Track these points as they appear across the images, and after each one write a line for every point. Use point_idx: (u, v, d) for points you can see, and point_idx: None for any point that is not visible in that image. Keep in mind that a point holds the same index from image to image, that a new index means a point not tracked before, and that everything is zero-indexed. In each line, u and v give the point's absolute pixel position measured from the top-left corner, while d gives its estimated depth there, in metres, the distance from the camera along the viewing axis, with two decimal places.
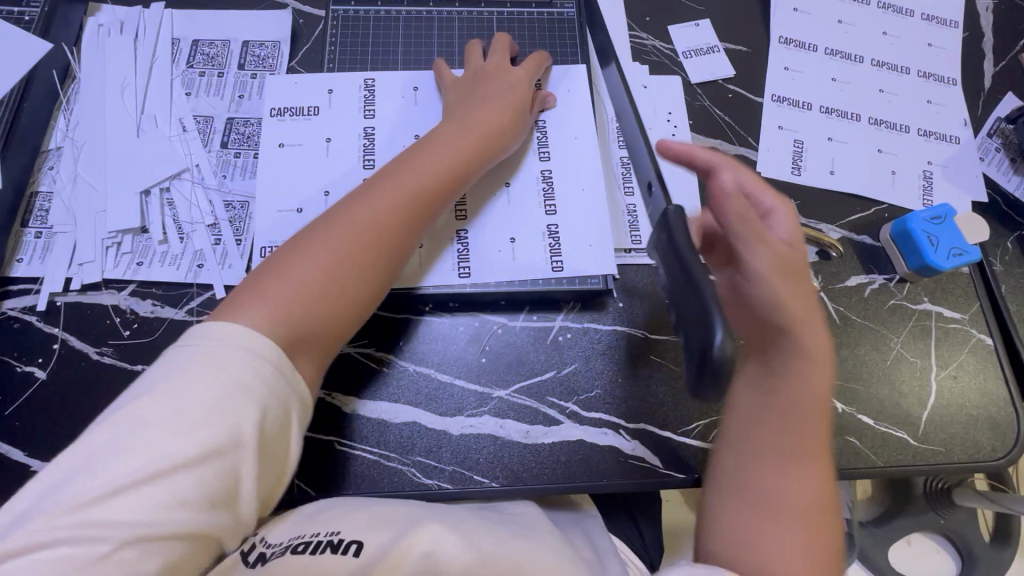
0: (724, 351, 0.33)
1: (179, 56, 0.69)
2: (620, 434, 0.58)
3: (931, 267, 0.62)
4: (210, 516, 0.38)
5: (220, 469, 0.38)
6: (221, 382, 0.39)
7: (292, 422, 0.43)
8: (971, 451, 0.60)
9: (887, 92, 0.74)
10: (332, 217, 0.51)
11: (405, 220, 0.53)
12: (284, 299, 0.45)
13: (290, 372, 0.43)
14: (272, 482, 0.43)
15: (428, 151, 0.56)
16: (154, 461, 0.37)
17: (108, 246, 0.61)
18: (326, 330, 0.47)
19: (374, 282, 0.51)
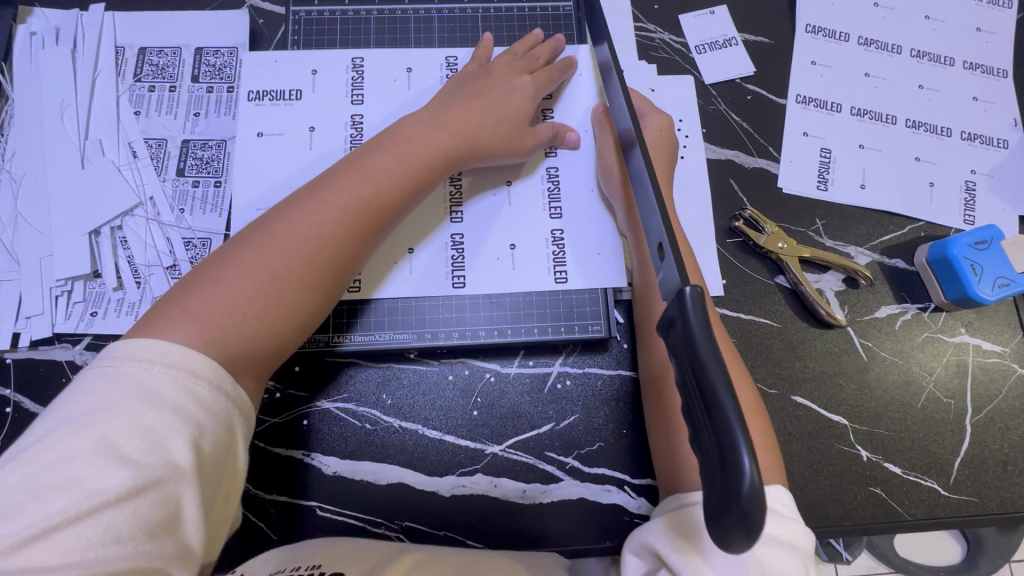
0: (753, 484, 0.27)
1: (124, 68, 0.61)
2: (625, 492, 0.54)
3: (973, 299, 0.56)
4: (152, 549, 0.34)
5: (158, 495, 0.35)
6: (151, 405, 0.36)
7: (236, 436, 0.40)
8: (1005, 500, 0.55)
9: (928, 88, 0.65)
10: (278, 218, 0.47)
11: (354, 228, 0.48)
12: (209, 315, 0.42)
13: (228, 387, 0.40)
14: (218, 508, 0.39)
15: (390, 147, 0.51)
16: (76, 498, 0.33)
17: (58, 296, 0.55)
18: (259, 352, 0.44)
19: (320, 298, 0.47)
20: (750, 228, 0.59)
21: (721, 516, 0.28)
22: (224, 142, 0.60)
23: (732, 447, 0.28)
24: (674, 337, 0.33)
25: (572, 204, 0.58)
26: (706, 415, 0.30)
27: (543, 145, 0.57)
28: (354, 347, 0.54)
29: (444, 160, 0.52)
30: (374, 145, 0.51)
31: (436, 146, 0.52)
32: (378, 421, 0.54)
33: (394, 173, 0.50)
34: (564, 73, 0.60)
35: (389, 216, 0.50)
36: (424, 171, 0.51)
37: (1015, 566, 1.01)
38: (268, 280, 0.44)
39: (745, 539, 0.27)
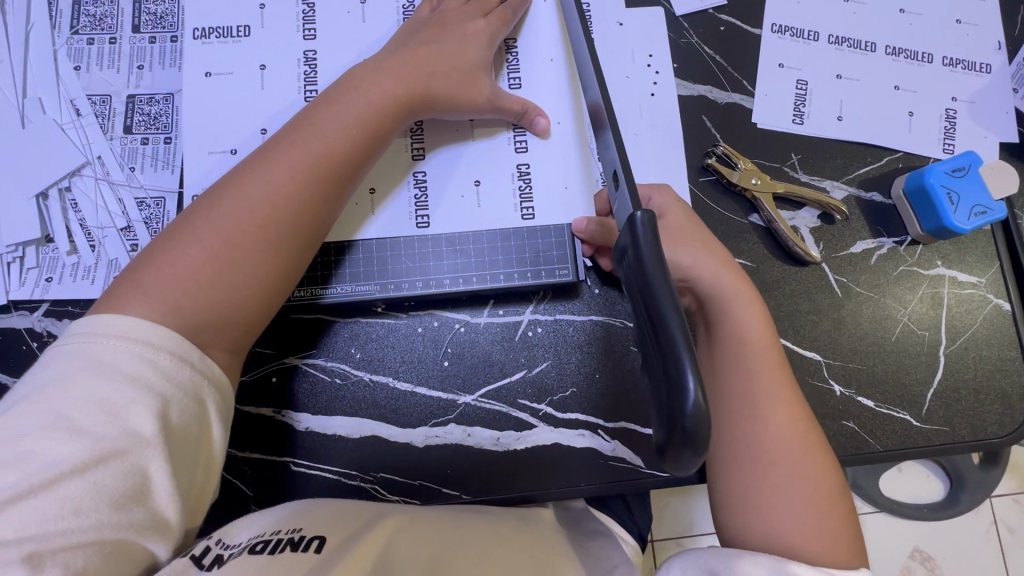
0: (700, 407, 0.27)
1: (60, 20, 0.58)
2: (598, 435, 0.54)
3: (949, 230, 0.55)
4: (122, 520, 0.34)
5: (122, 466, 0.34)
6: (110, 378, 0.35)
7: (209, 411, 0.39)
8: (976, 428, 0.55)
9: (909, 12, 0.62)
10: (228, 183, 0.45)
11: (308, 190, 0.46)
12: (166, 287, 0.40)
13: (195, 359, 0.39)
14: (193, 481, 0.39)
15: (339, 100, 0.48)
16: (30, 471, 0.33)
17: (9, 263, 0.53)
18: (223, 321, 0.42)
19: (283, 262, 0.45)
20: (722, 165, 0.57)
21: (674, 437, 0.28)
22: (172, 95, 0.57)
23: (676, 372, 0.28)
24: (627, 265, 0.33)
25: (536, 143, 0.55)
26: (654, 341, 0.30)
27: (508, 118, 0.54)
28: (317, 304, 0.53)
29: (400, 111, 0.50)
30: (322, 98, 0.49)
31: (388, 96, 0.49)
32: (349, 375, 0.54)
33: (345, 125, 0.47)
34: (519, 9, 0.56)
35: (346, 171, 0.48)
36: (378, 122, 0.49)
37: (995, 501, 1.04)
38: (222, 247, 0.42)
39: (697, 455, 0.27)
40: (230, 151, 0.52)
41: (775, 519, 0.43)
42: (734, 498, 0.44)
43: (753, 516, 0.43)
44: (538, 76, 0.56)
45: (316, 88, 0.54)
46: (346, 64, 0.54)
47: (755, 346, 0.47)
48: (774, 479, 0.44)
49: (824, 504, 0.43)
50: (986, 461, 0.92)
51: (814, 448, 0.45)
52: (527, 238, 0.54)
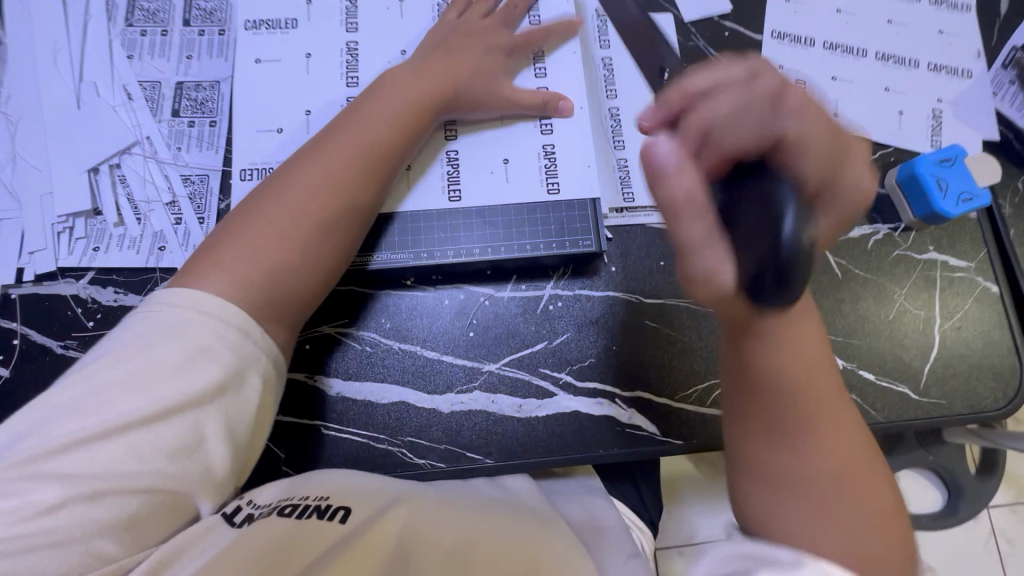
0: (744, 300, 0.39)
1: (115, 13, 0.62)
2: (616, 404, 0.56)
3: (939, 214, 0.59)
4: (179, 469, 0.38)
5: (181, 423, 0.39)
6: (184, 344, 0.40)
7: (263, 384, 0.43)
8: (970, 402, 0.59)
9: (896, 22, 0.68)
10: (289, 173, 0.50)
11: (359, 175, 0.50)
12: (240, 263, 0.45)
13: (257, 333, 0.43)
14: (245, 445, 0.43)
15: (382, 97, 0.54)
16: (103, 418, 0.37)
17: (59, 232, 0.56)
18: (291, 293, 0.47)
19: (342, 242, 0.50)
20: None
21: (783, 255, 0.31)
22: (218, 83, 0.61)
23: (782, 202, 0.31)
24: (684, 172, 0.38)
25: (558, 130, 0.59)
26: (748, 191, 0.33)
27: (532, 113, 0.59)
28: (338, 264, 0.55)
29: (436, 106, 0.55)
30: (367, 96, 0.54)
31: (425, 93, 0.54)
32: (378, 343, 0.56)
33: (387, 118, 0.52)
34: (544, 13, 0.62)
35: (392, 160, 0.53)
36: (417, 116, 0.54)
37: (993, 512, 1.05)
38: (291, 227, 0.47)
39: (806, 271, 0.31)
40: (275, 130, 0.56)
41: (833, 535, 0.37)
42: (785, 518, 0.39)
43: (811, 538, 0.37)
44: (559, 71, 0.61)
45: (356, 76, 0.59)
46: (385, 55, 0.59)
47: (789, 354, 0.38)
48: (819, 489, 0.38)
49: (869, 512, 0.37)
50: (986, 472, 0.99)
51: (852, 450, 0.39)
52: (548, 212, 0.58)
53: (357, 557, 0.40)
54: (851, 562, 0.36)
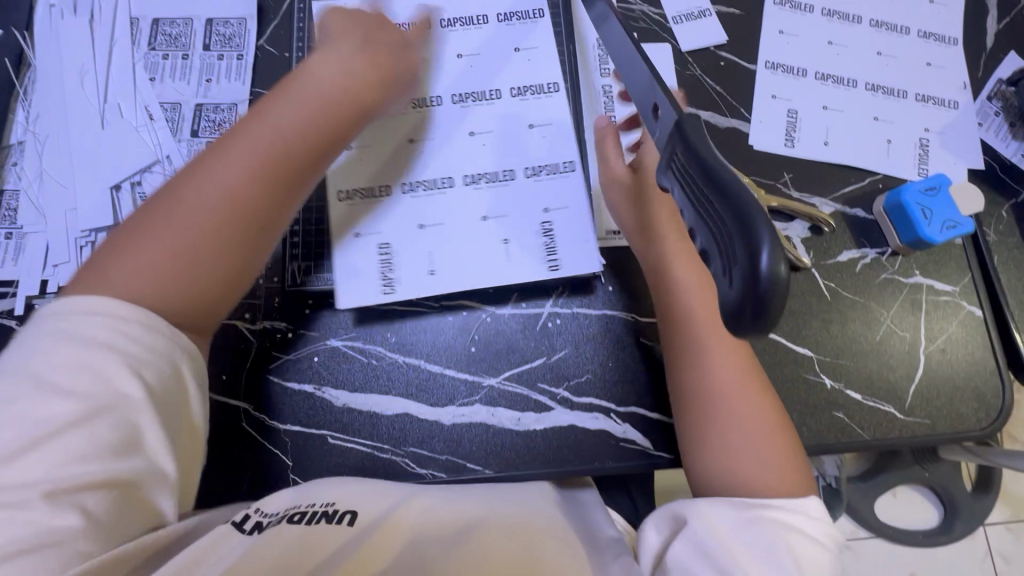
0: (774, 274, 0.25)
1: (139, 37, 0.65)
2: (611, 418, 0.59)
3: (923, 241, 0.62)
4: (120, 468, 0.40)
5: (111, 420, 0.40)
6: (94, 346, 0.41)
7: (184, 372, 0.44)
8: (954, 423, 0.60)
9: (885, 54, 0.71)
10: (188, 182, 0.48)
11: (265, 185, 0.49)
12: (135, 279, 0.44)
13: (164, 334, 0.43)
14: (183, 434, 0.44)
15: (293, 100, 0.53)
16: (28, 427, 0.38)
17: (82, 246, 0.59)
18: (189, 307, 0.46)
19: (249, 248, 0.49)
20: None
21: (741, 292, 0.26)
22: (235, 105, 0.64)
23: (753, 221, 0.26)
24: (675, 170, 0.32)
25: (547, 137, 0.64)
26: (717, 196, 0.28)
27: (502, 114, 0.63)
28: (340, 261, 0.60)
29: (355, 104, 0.55)
30: (278, 94, 0.53)
31: (340, 91, 0.54)
32: (383, 356, 0.59)
33: (298, 125, 0.52)
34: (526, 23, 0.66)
35: (303, 167, 0.52)
36: (333, 115, 0.54)
37: (989, 530, 1.06)
38: (192, 238, 0.46)
39: (785, 308, 0.25)
40: None
41: (743, 453, 0.50)
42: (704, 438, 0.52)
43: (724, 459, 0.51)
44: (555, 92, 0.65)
45: None
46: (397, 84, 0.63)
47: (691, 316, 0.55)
48: (729, 417, 0.52)
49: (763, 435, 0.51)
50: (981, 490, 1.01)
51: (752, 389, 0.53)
52: (559, 219, 0.62)
53: (368, 557, 0.45)
54: (751, 465, 0.50)
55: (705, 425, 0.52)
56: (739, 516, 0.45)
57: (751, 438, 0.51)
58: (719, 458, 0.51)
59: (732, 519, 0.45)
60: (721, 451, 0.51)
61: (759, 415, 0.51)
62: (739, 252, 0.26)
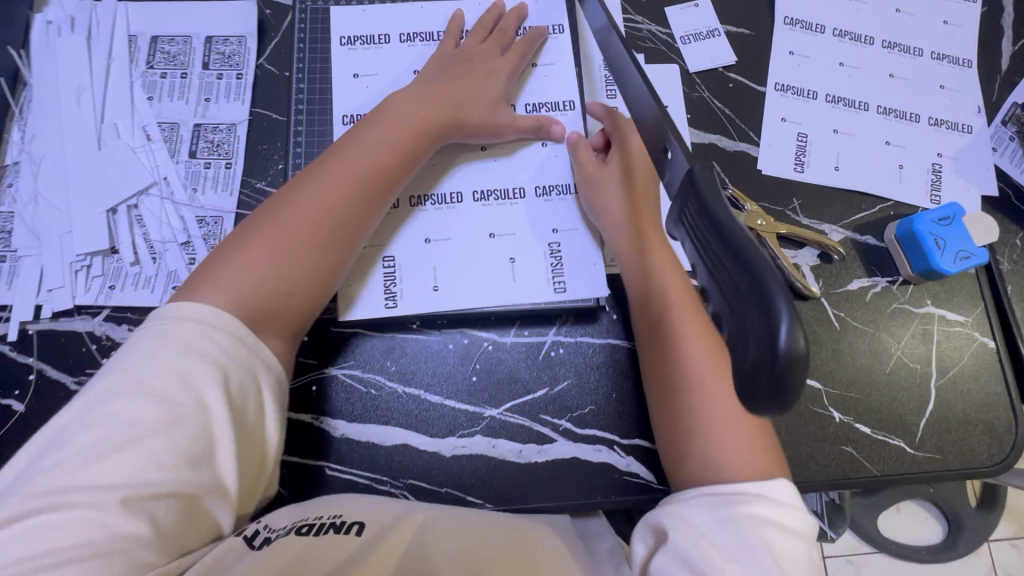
0: (791, 351, 0.24)
1: (137, 55, 0.64)
2: (615, 451, 0.57)
3: (936, 271, 0.60)
4: (192, 478, 0.41)
5: (194, 428, 0.42)
6: (186, 354, 0.43)
7: (263, 386, 0.46)
8: (966, 458, 0.59)
9: (898, 77, 0.69)
10: (290, 194, 0.53)
11: (355, 199, 0.54)
12: (240, 280, 0.48)
13: (252, 342, 0.46)
14: (252, 448, 0.46)
15: (383, 122, 0.58)
16: (122, 426, 0.40)
17: (77, 270, 0.58)
18: (286, 309, 0.50)
19: (332, 260, 0.53)
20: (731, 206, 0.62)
21: (754, 359, 0.25)
22: (235, 125, 0.63)
23: (768, 288, 0.25)
24: (687, 225, 0.31)
25: (559, 158, 0.64)
26: (730, 258, 0.27)
27: (523, 134, 0.63)
28: (345, 284, 0.59)
29: (436, 131, 0.59)
30: (370, 120, 0.58)
31: (426, 118, 0.59)
32: (383, 386, 0.58)
33: (386, 144, 0.56)
34: (537, 39, 0.66)
35: (387, 184, 0.56)
36: (416, 139, 0.58)
37: (992, 545, 1.05)
38: (281, 246, 0.51)
39: (805, 384, 0.24)
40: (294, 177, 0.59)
41: (712, 439, 0.49)
42: (675, 424, 0.51)
43: (693, 445, 0.50)
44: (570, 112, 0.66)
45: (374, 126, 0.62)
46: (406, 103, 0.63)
47: (662, 298, 0.55)
48: (698, 400, 0.51)
49: (733, 420, 0.50)
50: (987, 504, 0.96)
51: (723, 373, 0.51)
52: (569, 240, 0.61)
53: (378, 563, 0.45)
54: (716, 449, 0.49)
55: (674, 408, 0.52)
56: (716, 513, 0.44)
57: (719, 422, 0.50)
58: (686, 440, 0.50)
59: (707, 516, 0.45)
60: (689, 432, 0.50)
61: (728, 399, 0.50)
62: (753, 319, 0.25)
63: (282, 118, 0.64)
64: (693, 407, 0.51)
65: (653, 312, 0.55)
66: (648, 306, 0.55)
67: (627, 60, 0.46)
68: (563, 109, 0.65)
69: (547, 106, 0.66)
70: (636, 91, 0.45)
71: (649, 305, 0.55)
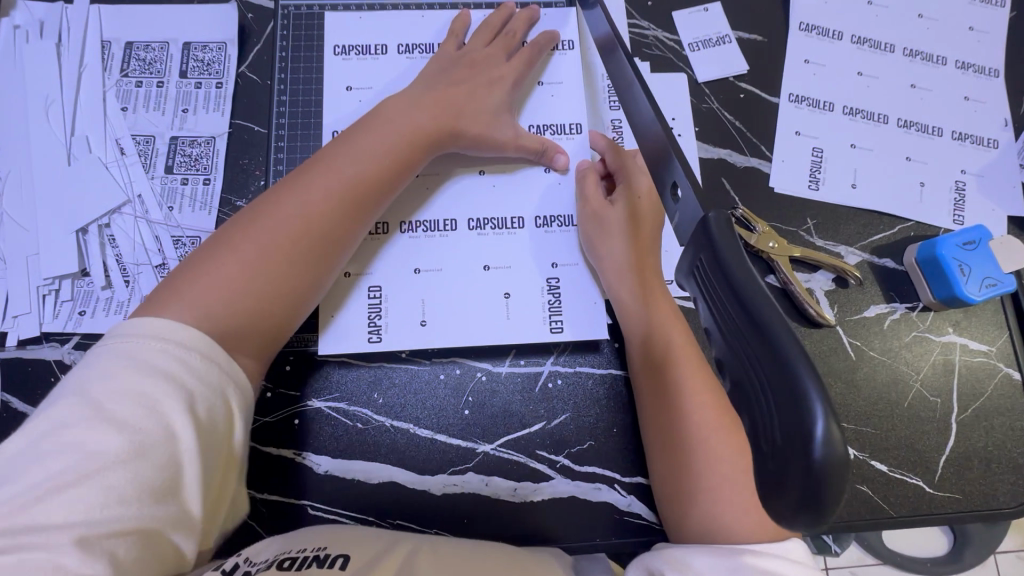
0: (829, 453, 0.20)
1: (111, 63, 0.60)
2: (615, 490, 0.54)
3: (960, 299, 0.56)
4: (155, 513, 0.35)
5: (158, 458, 0.36)
6: (150, 374, 0.38)
7: (234, 408, 0.41)
8: (987, 498, 0.56)
9: (920, 87, 0.65)
10: (271, 200, 0.49)
11: (341, 210, 0.50)
12: (211, 293, 0.44)
13: (224, 362, 0.41)
14: (219, 477, 0.40)
15: (377, 128, 0.53)
16: (75, 460, 0.34)
17: (45, 294, 0.55)
18: (261, 326, 0.46)
19: (313, 274, 0.49)
20: (742, 227, 0.59)
21: (780, 456, 0.21)
22: (213, 138, 0.59)
23: (798, 374, 0.21)
24: (701, 281, 0.28)
25: (564, 184, 0.60)
26: (752, 332, 0.23)
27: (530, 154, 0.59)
28: (330, 310, 0.55)
29: (432, 137, 0.55)
30: (361, 125, 0.54)
31: (422, 122, 0.55)
32: (370, 420, 0.54)
33: (380, 151, 0.52)
34: (543, 49, 0.62)
35: (378, 195, 0.52)
36: (410, 145, 0.54)
37: (1001, 558, 1.00)
38: (261, 258, 0.46)
39: (843, 495, 0.21)
40: None
41: (714, 495, 0.47)
42: (675, 478, 0.49)
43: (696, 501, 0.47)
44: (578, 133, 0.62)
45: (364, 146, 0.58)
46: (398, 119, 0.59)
47: (662, 344, 0.53)
48: (699, 454, 0.48)
49: (736, 477, 0.47)
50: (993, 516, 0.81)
51: (725, 427, 0.49)
52: (568, 276, 0.58)
53: None
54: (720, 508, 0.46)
55: (674, 461, 0.49)
56: (723, 563, 0.40)
57: (721, 479, 0.47)
58: (688, 497, 0.48)
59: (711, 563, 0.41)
60: (691, 487, 0.48)
61: (731, 454, 0.48)
62: (780, 411, 0.22)
63: (264, 130, 0.60)
64: (690, 463, 0.49)
65: (653, 359, 0.52)
66: (649, 352, 0.53)
67: (630, 77, 0.43)
68: (570, 134, 0.61)
69: (552, 129, 0.61)
70: (638, 107, 0.41)
71: (649, 350, 0.53)
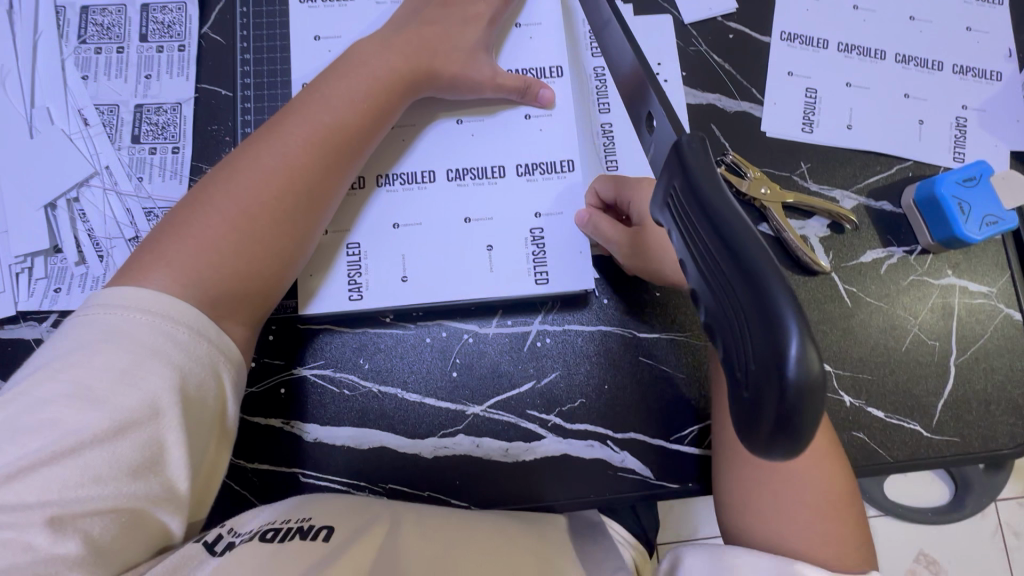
0: (804, 373, 0.19)
1: (67, 29, 0.57)
2: (608, 446, 0.53)
3: (959, 239, 0.55)
4: (136, 490, 0.35)
5: (141, 437, 0.35)
6: (128, 349, 0.36)
7: (224, 381, 0.40)
8: (986, 440, 0.55)
9: (920, 19, 0.62)
10: (241, 155, 0.47)
11: (319, 161, 0.48)
12: (188, 257, 0.42)
13: (215, 335, 0.40)
14: (207, 450, 0.40)
15: (345, 75, 0.51)
16: (52, 438, 0.33)
17: (18, 273, 0.53)
18: (248, 288, 0.44)
19: (298, 230, 0.47)
20: (732, 173, 0.57)
21: (754, 383, 0.20)
22: (180, 104, 0.57)
23: (774, 300, 0.20)
24: (676, 204, 0.26)
25: (546, 132, 0.57)
26: (727, 259, 0.22)
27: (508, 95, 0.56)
28: (309, 276, 0.54)
29: (405, 85, 0.52)
30: (330, 73, 0.51)
31: (395, 72, 0.52)
32: (357, 386, 0.54)
33: (352, 101, 0.50)
34: None
35: (355, 146, 0.50)
36: (385, 96, 0.51)
37: (1001, 504, 0.99)
38: (240, 217, 0.45)
39: (821, 413, 0.20)
40: None
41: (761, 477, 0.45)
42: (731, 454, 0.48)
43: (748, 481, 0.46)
44: (557, 77, 0.59)
45: None
46: None
47: None
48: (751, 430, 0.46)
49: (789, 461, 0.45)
50: (995, 463, 0.79)
51: None
52: (552, 227, 0.56)
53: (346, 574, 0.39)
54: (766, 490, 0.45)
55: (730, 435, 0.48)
56: None
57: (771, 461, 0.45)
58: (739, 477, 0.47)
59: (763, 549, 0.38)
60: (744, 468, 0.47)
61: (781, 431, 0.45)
62: (753, 338, 0.20)
63: (230, 93, 0.57)
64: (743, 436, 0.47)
65: None
66: None
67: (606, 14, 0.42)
68: (551, 76, 0.59)
69: (532, 73, 0.59)
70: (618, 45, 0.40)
71: None
